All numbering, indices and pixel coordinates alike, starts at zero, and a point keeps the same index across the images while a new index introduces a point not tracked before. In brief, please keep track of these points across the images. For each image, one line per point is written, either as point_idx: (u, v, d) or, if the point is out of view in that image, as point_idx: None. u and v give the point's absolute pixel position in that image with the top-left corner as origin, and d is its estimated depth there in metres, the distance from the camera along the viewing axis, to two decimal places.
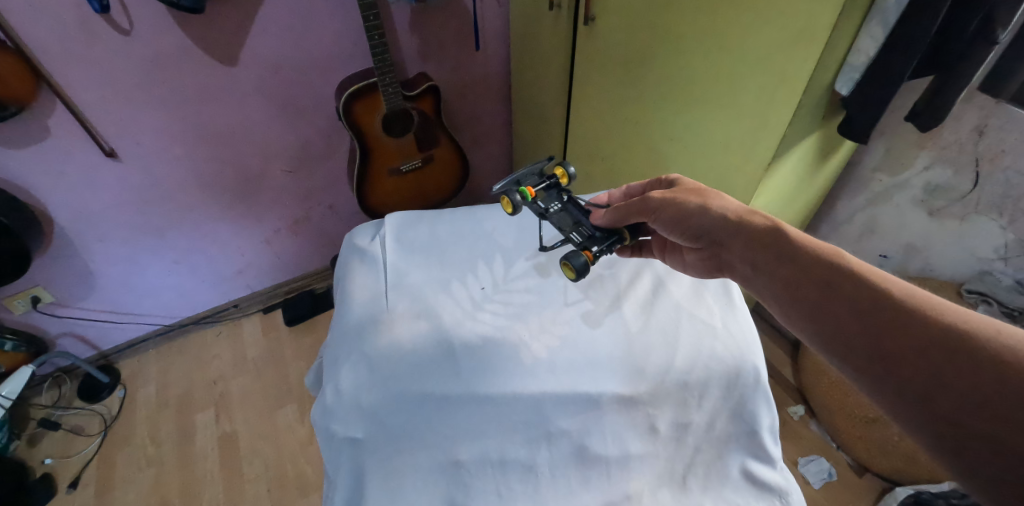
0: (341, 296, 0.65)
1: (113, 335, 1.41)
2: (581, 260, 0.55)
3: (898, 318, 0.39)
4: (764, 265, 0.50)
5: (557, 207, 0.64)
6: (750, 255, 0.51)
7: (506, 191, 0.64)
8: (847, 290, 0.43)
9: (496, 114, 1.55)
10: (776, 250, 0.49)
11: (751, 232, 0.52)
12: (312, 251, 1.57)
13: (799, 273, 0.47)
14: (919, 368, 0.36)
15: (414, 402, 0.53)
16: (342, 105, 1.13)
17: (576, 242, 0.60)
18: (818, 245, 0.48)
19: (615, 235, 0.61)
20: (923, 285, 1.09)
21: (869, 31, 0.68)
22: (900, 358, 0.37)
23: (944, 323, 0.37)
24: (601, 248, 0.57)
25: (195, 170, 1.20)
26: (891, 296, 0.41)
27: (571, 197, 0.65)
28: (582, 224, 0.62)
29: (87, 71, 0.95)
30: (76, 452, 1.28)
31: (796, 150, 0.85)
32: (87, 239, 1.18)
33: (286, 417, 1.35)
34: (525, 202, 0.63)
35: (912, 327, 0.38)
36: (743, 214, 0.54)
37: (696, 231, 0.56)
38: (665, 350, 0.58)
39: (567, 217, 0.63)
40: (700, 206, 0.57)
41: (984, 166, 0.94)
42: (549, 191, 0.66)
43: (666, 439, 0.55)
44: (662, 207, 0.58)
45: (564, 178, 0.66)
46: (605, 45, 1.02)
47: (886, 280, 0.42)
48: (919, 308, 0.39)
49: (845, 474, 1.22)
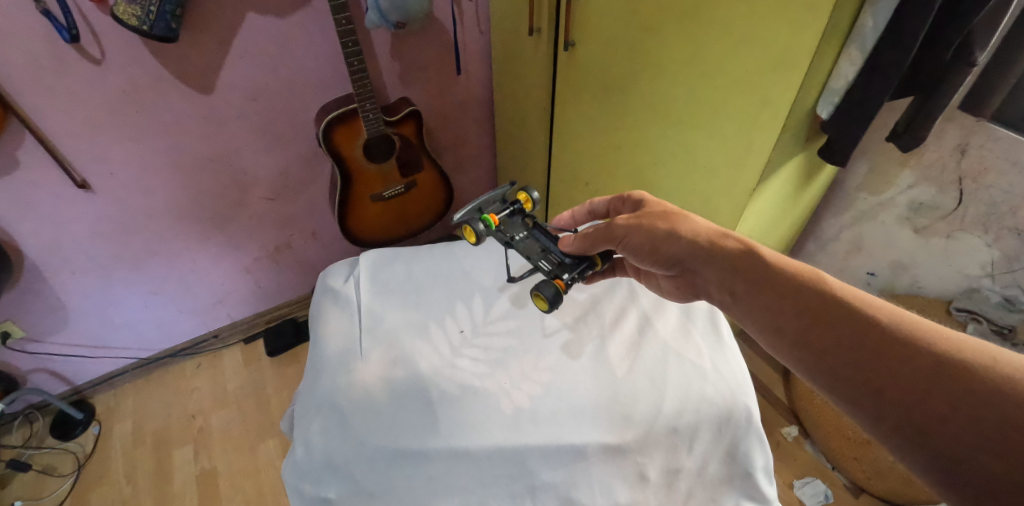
0: (313, 342, 0.63)
1: (88, 369, 1.36)
2: (551, 290, 0.53)
3: (881, 350, 0.37)
4: (741, 292, 0.48)
5: (523, 236, 0.62)
6: (726, 282, 0.50)
7: (469, 220, 0.61)
8: (829, 322, 0.41)
9: (480, 136, 1.54)
10: (752, 278, 0.48)
11: (722, 261, 0.51)
12: (295, 278, 1.53)
13: (777, 302, 0.45)
14: (907, 406, 0.34)
15: (391, 452, 0.51)
16: (323, 130, 1.11)
17: (546, 271, 0.59)
18: (792, 270, 0.46)
19: (585, 261, 0.60)
20: (910, 303, 1.08)
21: (848, 56, 0.68)
22: (888, 391, 0.36)
23: (933, 349, 0.36)
24: (572, 276, 0.56)
25: (172, 199, 1.17)
26: (876, 322, 0.39)
27: (536, 223, 0.64)
28: (551, 251, 0.61)
29: (58, 102, 0.93)
30: (47, 493, 1.22)
31: (780, 175, 0.84)
32: (59, 271, 1.14)
33: (267, 452, 1.30)
34: (493, 229, 0.60)
35: (899, 360, 0.36)
36: (714, 239, 0.53)
37: (668, 258, 0.55)
38: (652, 393, 0.56)
39: (535, 244, 0.62)
40: (668, 232, 0.55)
41: (967, 185, 0.94)
42: (514, 216, 0.64)
43: (656, 487, 0.52)
44: (631, 234, 0.57)
45: (529, 203, 0.65)
46: (585, 68, 1.02)
47: (870, 306, 0.40)
48: (907, 335, 0.37)
49: (842, 495, 1.19)
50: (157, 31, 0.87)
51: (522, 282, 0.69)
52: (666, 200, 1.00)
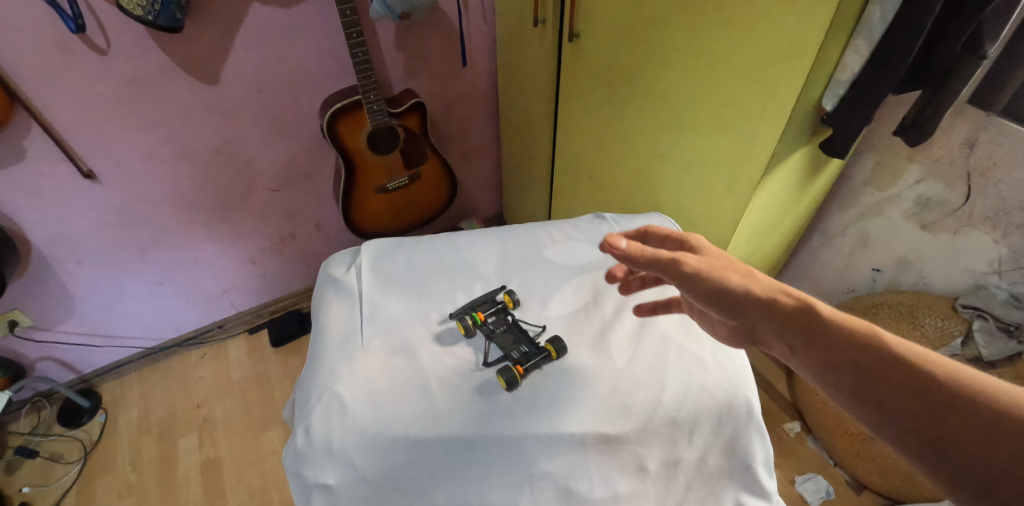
0: (315, 330, 0.63)
1: (94, 358, 1.37)
2: (509, 374, 0.54)
3: (954, 412, 0.35)
4: (801, 347, 0.44)
5: (503, 328, 0.61)
6: (783, 336, 0.45)
7: (459, 317, 0.62)
8: (894, 381, 0.38)
9: (485, 128, 1.53)
10: (814, 336, 0.43)
11: (779, 314, 0.45)
12: (299, 269, 1.54)
13: (841, 362, 0.41)
14: (992, 484, 0.32)
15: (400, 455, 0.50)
16: (326, 120, 1.11)
17: (512, 357, 0.58)
18: (846, 322, 0.43)
19: (544, 351, 0.58)
20: (915, 298, 1.06)
21: (855, 47, 0.66)
22: (969, 465, 0.33)
23: (1013, 414, 0.33)
24: (531, 362, 0.56)
25: (177, 190, 1.17)
26: (945, 383, 0.36)
27: (515, 318, 0.63)
28: (522, 342, 0.60)
29: (64, 92, 0.93)
30: (54, 480, 1.23)
31: (785, 167, 0.83)
32: (66, 261, 1.15)
33: (271, 441, 1.31)
34: (477, 326, 0.61)
35: (978, 426, 0.33)
36: (769, 290, 0.47)
37: (727, 306, 0.49)
38: (652, 385, 0.56)
39: (512, 337, 0.61)
40: (728, 282, 0.48)
41: (976, 180, 0.92)
42: (496, 315, 0.63)
43: (655, 478, 0.53)
44: (691, 282, 0.50)
45: (512, 304, 0.65)
46: (591, 59, 1.01)
47: (939, 366, 0.37)
48: (983, 398, 0.34)
49: (842, 491, 1.19)
50: (162, 21, 0.86)
51: (523, 275, 0.69)
52: (669, 194, 0.99)
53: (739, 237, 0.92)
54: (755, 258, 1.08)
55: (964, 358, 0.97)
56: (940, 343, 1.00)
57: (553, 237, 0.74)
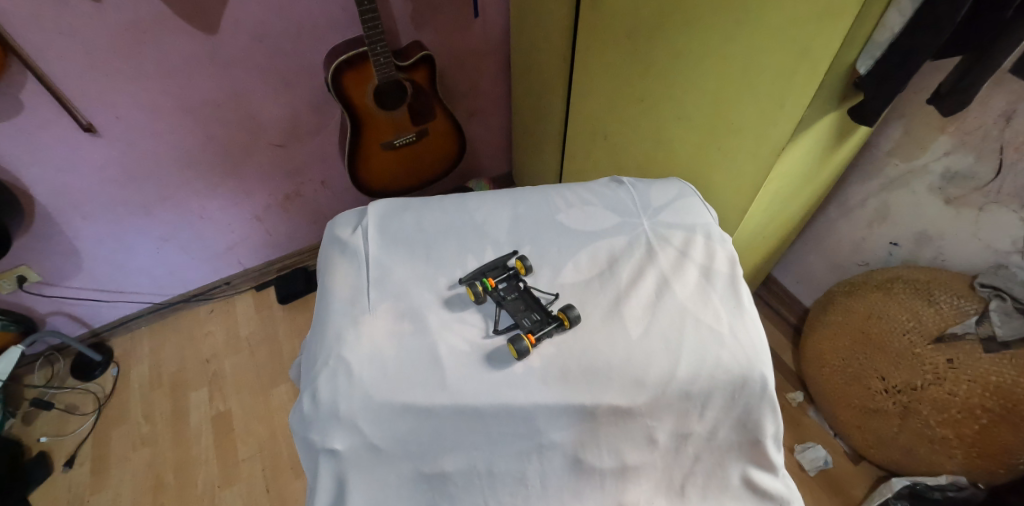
0: (321, 293, 0.62)
1: (104, 313, 1.38)
2: (523, 344, 0.52)
3: None
4: None
5: (514, 295, 0.60)
6: None
7: (471, 281, 0.60)
8: None
9: (494, 85, 1.48)
10: None
11: None
12: (304, 228, 1.53)
13: None
14: None
15: (411, 432, 0.50)
16: (332, 73, 1.07)
17: (523, 325, 0.57)
18: None
19: (556, 320, 0.57)
20: (933, 271, 1.03)
21: (897, 5, 0.61)
22: None
23: None
24: (544, 331, 0.55)
25: (180, 145, 1.14)
26: None
27: (526, 286, 0.61)
28: (534, 310, 0.58)
29: (58, 42, 0.89)
30: (70, 430, 1.27)
31: (811, 132, 0.78)
32: (70, 216, 1.13)
33: (279, 397, 1.33)
34: (487, 292, 0.59)
35: None
36: None
37: None
38: (666, 358, 0.54)
39: (522, 305, 0.59)
40: None
41: (1008, 154, 0.87)
42: (507, 281, 0.61)
43: (665, 449, 0.55)
44: None
45: (524, 270, 0.62)
46: (612, 15, 0.95)
47: None
48: None
49: (841, 461, 1.21)
50: None
51: (535, 239, 0.67)
52: (687, 159, 0.96)
53: (756, 206, 0.89)
54: (771, 228, 1.06)
55: (977, 338, 0.91)
56: (953, 322, 0.94)
57: (568, 202, 0.71)
